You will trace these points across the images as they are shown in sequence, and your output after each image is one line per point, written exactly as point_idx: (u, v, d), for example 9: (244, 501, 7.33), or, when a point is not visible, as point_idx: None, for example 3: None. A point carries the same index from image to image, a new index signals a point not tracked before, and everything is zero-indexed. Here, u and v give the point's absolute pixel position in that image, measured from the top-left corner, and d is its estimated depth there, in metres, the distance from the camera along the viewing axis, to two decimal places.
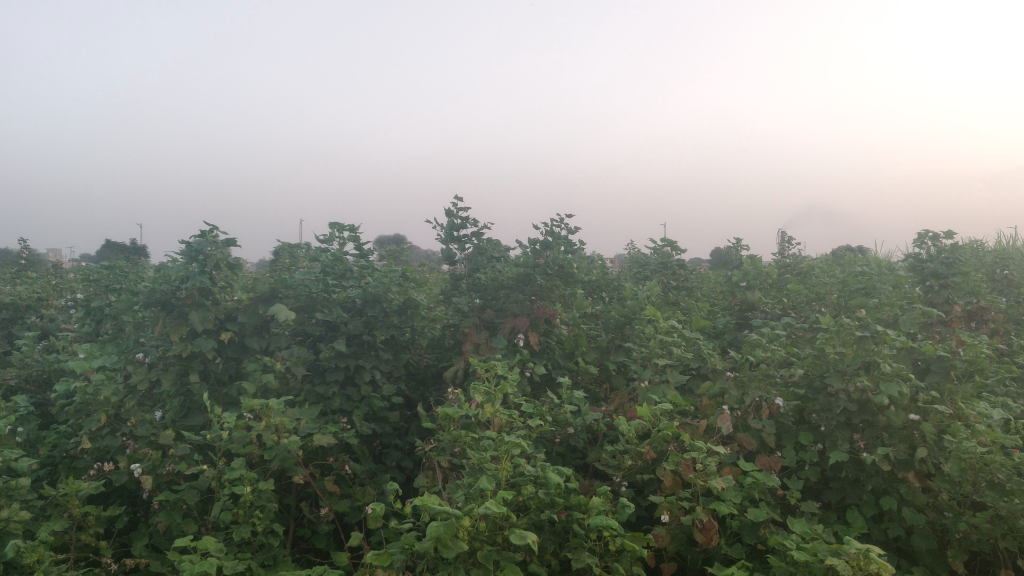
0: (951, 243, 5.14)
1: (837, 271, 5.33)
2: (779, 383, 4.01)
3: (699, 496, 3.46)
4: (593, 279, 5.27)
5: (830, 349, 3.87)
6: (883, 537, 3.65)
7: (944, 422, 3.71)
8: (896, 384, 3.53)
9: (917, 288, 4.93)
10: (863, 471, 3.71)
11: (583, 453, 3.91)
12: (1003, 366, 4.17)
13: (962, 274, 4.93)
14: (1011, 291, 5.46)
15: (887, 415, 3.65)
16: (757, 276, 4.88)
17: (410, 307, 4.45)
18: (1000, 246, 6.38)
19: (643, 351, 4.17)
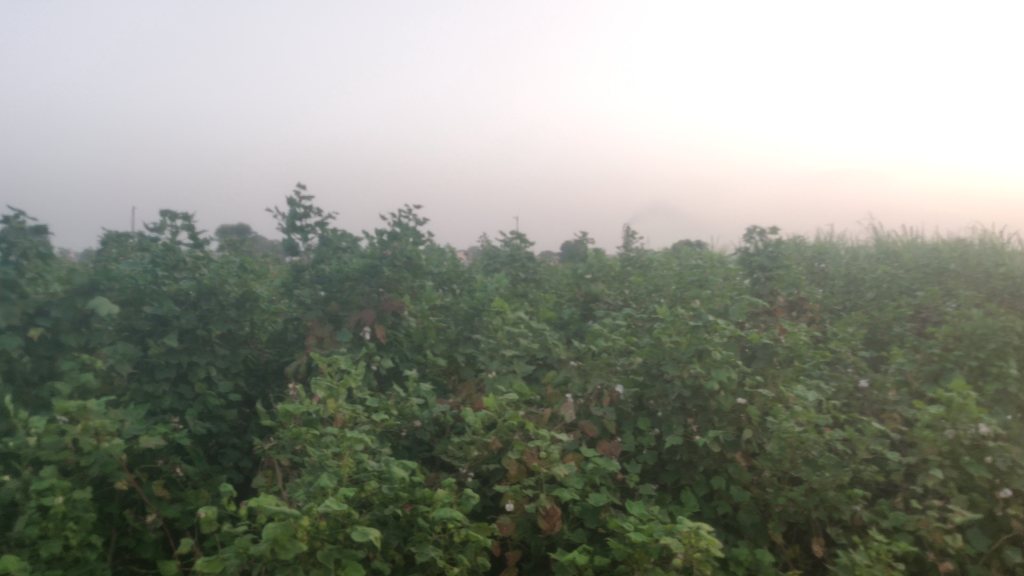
0: (774, 238, 5.45)
1: (674, 263, 5.53)
2: (619, 370, 4.08)
3: (542, 484, 3.53)
4: (443, 270, 5.14)
5: (666, 338, 4.02)
6: (713, 515, 3.89)
7: (767, 404, 3.97)
8: (725, 369, 3.76)
9: (746, 280, 5.23)
10: (696, 453, 3.93)
11: (429, 446, 3.86)
12: (820, 352, 4.48)
13: (785, 268, 5.27)
14: (826, 283, 5.89)
15: (716, 400, 3.86)
16: (600, 269, 5.12)
17: (249, 300, 4.24)
18: (817, 242, 6.85)
19: (490, 342, 4.19)
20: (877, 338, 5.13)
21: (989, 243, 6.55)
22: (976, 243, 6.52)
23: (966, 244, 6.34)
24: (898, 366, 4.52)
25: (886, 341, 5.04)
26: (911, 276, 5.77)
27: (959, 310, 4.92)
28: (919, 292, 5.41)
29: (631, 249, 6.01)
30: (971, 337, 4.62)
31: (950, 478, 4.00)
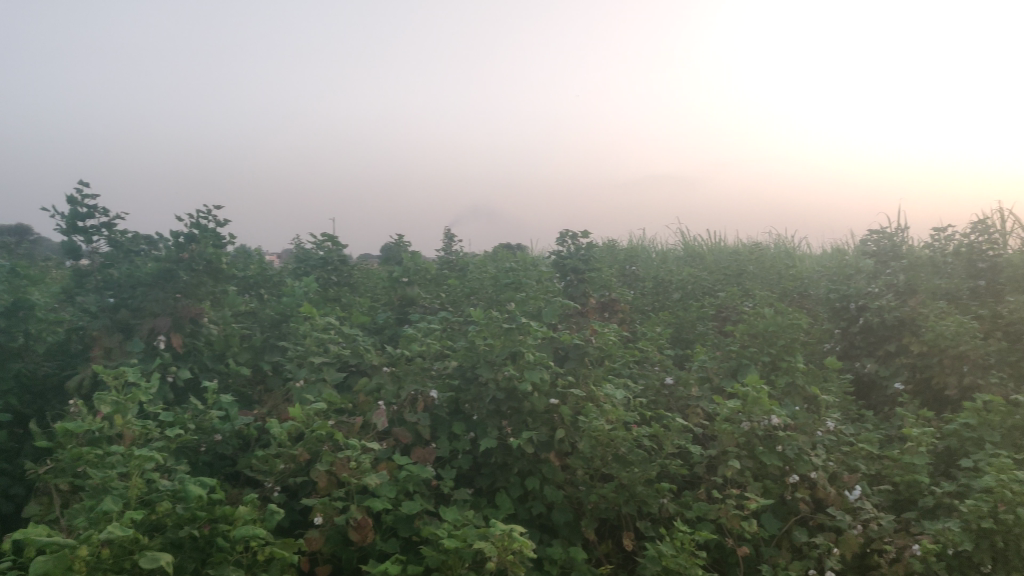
0: (586, 240, 5.56)
1: (490, 266, 5.55)
2: (434, 374, 4.07)
3: (353, 495, 3.42)
4: (249, 274, 5.02)
5: (480, 341, 4.04)
6: (528, 516, 3.96)
7: (579, 403, 4.09)
8: (539, 370, 3.85)
9: (559, 282, 5.32)
10: (510, 455, 3.98)
11: (232, 461, 3.63)
12: (629, 351, 4.66)
13: (597, 270, 5.42)
14: (637, 284, 6.13)
15: (530, 401, 3.92)
16: (416, 271, 5.05)
17: (21, 308, 3.88)
18: (629, 245, 7.13)
19: (299, 349, 4.04)
20: (683, 337, 5.34)
21: (780, 247, 7.09)
22: (770, 247, 7.03)
23: (761, 247, 6.82)
24: (700, 364, 4.78)
25: (690, 339, 5.26)
26: (713, 278, 6.12)
27: (754, 310, 5.27)
28: (719, 292, 5.76)
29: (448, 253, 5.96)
30: (765, 334, 4.98)
31: (746, 467, 4.26)
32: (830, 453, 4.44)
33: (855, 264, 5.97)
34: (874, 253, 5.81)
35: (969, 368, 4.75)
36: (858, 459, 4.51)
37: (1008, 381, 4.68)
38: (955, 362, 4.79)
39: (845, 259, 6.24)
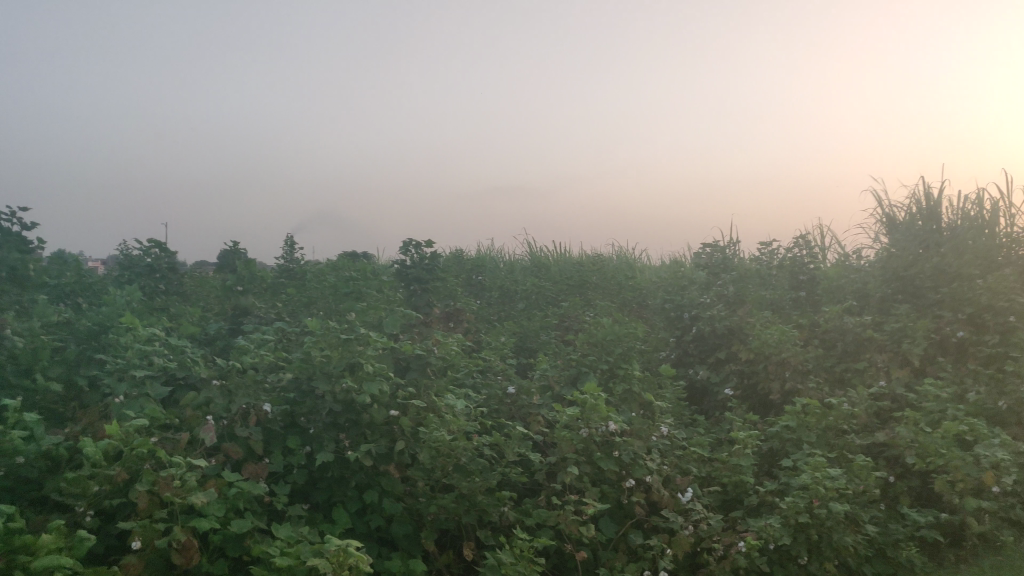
0: (430, 250, 5.46)
1: (330, 275, 5.43)
2: (267, 387, 3.93)
3: (176, 516, 3.24)
4: (66, 281, 4.87)
5: (316, 352, 3.98)
6: (367, 530, 3.94)
7: (419, 414, 4.13)
8: (378, 382, 3.88)
9: (403, 292, 5.24)
10: (348, 469, 3.96)
11: (39, 484, 3.34)
12: (471, 362, 4.69)
13: (441, 280, 5.40)
14: (483, 294, 6.17)
15: (368, 413, 3.95)
16: (252, 280, 4.86)
17: None
18: (476, 255, 7.17)
19: (118, 362, 3.80)
20: (526, 346, 5.36)
21: (623, 258, 7.33)
22: (613, 258, 7.26)
23: (604, 258, 7.03)
24: (542, 373, 4.86)
25: (534, 348, 5.31)
26: (556, 287, 6.24)
27: (594, 320, 5.43)
28: (563, 302, 5.89)
29: (286, 262, 5.80)
30: (604, 342, 5.13)
31: (584, 473, 4.38)
32: (665, 457, 4.62)
33: (690, 276, 6.26)
34: (708, 264, 6.06)
35: (790, 373, 5.05)
36: (689, 462, 4.71)
37: (823, 386, 5.04)
38: (778, 368, 5.08)
39: (680, 270, 6.54)
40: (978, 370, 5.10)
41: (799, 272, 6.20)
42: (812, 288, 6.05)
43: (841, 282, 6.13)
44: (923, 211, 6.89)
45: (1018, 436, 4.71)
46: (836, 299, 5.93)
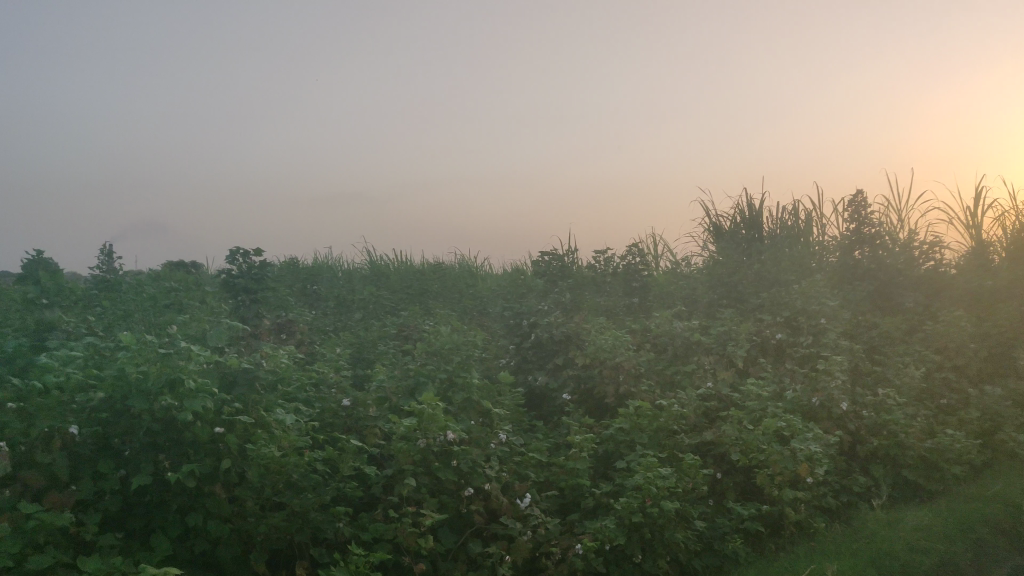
0: (259, 259, 5.27)
1: (149, 289, 5.14)
2: (74, 409, 3.66)
3: None
4: None
5: (130, 368, 3.70)
6: (189, 555, 3.76)
7: (247, 430, 3.94)
8: (201, 399, 3.64)
9: (230, 304, 5.00)
10: (168, 492, 3.74)
11: None
12: (304, 375, 4.58)
13: (271, 290, 5.24)
14: (319, 303, 6.01)
15: (191, 431, 3.70)
16: (58, 292, 4.74)
17: None
18: (311, 263, 6.99)
19: None
20: (363, 356, 5.23)
21: (462, 265, 7.36)
22: (453, 266, 7.28)
23: (444, 266, 7.03)
24: (378, 384, 4.77)
25: (371, 358, 5.19)
26: (395, 297, 6.18)
27: (433, 328, 5.41)
28: (401, 311, 5.82)
29: (101, 271, 5.54)
30: (442, 352, 5.16)
31: (422, 484, 4.35)
32: (503, 464, 4.68)
33: (529, 283, 6.35)
34: (545, 271, 6.24)
35: (624, 377, 5.18)
36: (528, 468, 4.79)
37: (655, 388, 5.20)
38: (613, 373, 5.20)
39: (520, 279, 6.61)
40: (794, 368, 5.38)
41: (631, 279, 6.44)
42: (644, 294, 6.29)
43: (672, 288, 6.37)
44: (745, 222, 7.34)
45: (829, 430, 5.08)
46: (667, 305, 6.06)
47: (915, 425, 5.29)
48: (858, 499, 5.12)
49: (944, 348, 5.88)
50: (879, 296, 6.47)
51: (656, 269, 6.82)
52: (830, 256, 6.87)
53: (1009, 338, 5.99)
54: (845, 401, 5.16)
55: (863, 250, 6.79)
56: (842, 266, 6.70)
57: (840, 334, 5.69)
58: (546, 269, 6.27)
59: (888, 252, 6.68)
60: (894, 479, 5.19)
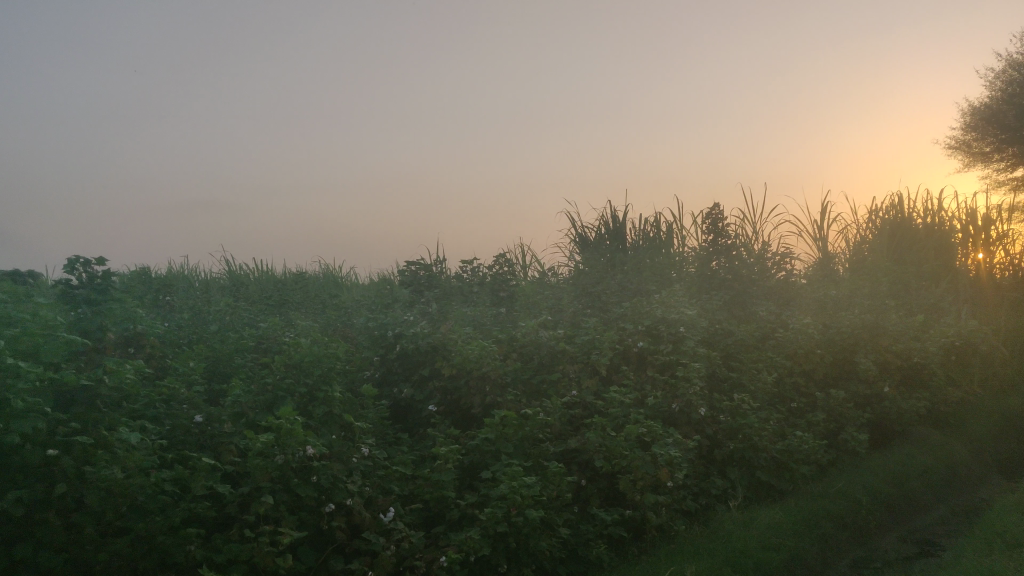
0: (101, 268, 4.89)
1: None
2: None
3: None
4: None
5: None
6: None
7: (87, 451, 3.75)
8: (30, 420, 3.42)
9: (68, 316, 4.56)
10: None
11: None
12: (153, 391, 4.41)
13: (116, 301, 4.83)
14: (172, 314, 5.76)
15: (20, 454, 3.57)
16: None
17: None
18: (165, 274, 6.72)
19: None
20: (219, 370, 5.04)
21: (327, 277, 7.26)
22: (316, 277, 7.16)
23: (306, 277, 6.90)
24: (235, 399, 4.58)
25: (228, 373, 5.01)
26: (254, 309, 6.01)
27: (293, 341, 5.29)
28: (261, 322, 5.65)
29: None
30: (302, 364, 5.04)
31: (280, 501, 4.17)
32: (366, 478, 4.57)
33: (394, 294, 6.31)
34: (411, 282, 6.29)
35: (490, 388, 5.21)
36: (392, 481, 4.69)
37: (521, 397, 5.23)
38: (479, 383, 5.21)
39: (385, 290, 6.53)
40: (656, 376, 5.49)
41: (498, 289, 6.50)
42: (510, 304, 6.35)
43: (538, 297, 6.46)
44: (609, 233, 7.53)
45: (687, 435, 5.27)
46: (532, 313, 5.98)
47: (768, 428, 5.53)
48: (715, 500, 5.32)
49: (794, 354, 6.14)
50: (734, 305, 6.66)
51: (522, 278, 6.93)
52: (689, 266, 7.12)
53: (851, 344, 6.40)
54: (702, 406, 5.36)
55: (719, 261, 7.03)
56: (700, 276, 6.94)
57: (698, 341, 5.89)
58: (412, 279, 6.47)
59: (741, 262, 7.02)
60: (748, 480, 5.43)
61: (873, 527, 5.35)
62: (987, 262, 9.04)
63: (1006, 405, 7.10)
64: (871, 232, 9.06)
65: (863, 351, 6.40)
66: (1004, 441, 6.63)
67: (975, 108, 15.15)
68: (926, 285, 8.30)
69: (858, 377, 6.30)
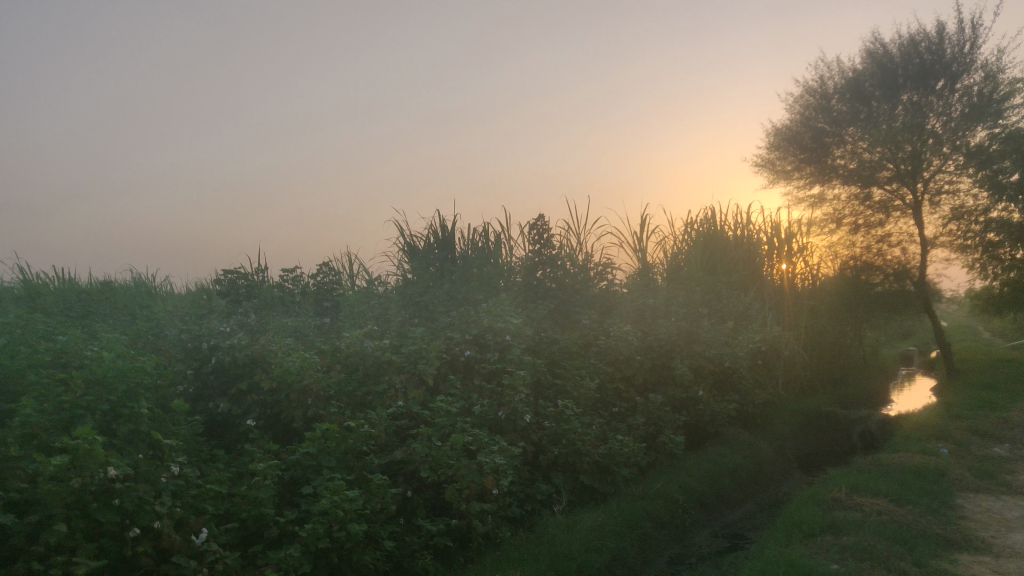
0: None
1: None
2: None
3: None
4: None
5: None
6: None
7: None
8: None
9: None
10: None
11: None
12: None
13: None
14: None
15: None
16: None
17: None
18: None
19: None
20: (8, 389, 4.62)
21: (135, 292, 6.84)
22: (123, 291, 6.73)
23: (112, 293, 6.48)
24: (24, 420, 4.20)
25: (18, 391, 4.60)
26: (52, 323, 5.57)
27: (95, 355, 4.94)
28: (58, 337, 5.24)
29: None
30: (104, 380, 4.70)
31: (76, 529, 3.82)
32: (178, 499, 4.27)
33: (210, 306, 6.04)
34: (228, 292, 6.17)
35: (312, 401, 5.07)
36: (206, 500, 4.40)
37: (344, 410, 5.11)
38: (300, 396, 5.05)
39: (202, 303, 6.24)
40: (482, 385, 5.52)
41: (323, 300, 6.40)
42: (335, 315, 6.24)
43: (363, 306, 6.37)
44: (438, 242, 7.57)
45: (513, 441, 5.32)
46: (358, 323, 5.89)
47: (590, 433, 5.69)
48: (541, 506, 5.40)
49: (616, 360, 6.36)
50: (559, 313, 6.82)
51: (348, 287, 6.94)
52: (517, 275, 7.25)
53: (669, 350, 6.71)
54: (527, 413, 5.43)
55: (544, 273, 7.21)
56: (527, 285, 7.07)
57: (524, 349, 5.97)
58: (231, 287, 6.41)
59: (566, 271, 7.20)
60: (573, 484, 5.58)
61: (689, 524, 5.66)
62: (789, 272, 9.49)
63: (801, 409, 7.89)
64: (687, 243, 9.21)
65: (679, 356, 6.73)
66: (796, 443, 7.27)
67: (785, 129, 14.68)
68: (738, 294, 8.85)
69: (675, 381, 6.63)
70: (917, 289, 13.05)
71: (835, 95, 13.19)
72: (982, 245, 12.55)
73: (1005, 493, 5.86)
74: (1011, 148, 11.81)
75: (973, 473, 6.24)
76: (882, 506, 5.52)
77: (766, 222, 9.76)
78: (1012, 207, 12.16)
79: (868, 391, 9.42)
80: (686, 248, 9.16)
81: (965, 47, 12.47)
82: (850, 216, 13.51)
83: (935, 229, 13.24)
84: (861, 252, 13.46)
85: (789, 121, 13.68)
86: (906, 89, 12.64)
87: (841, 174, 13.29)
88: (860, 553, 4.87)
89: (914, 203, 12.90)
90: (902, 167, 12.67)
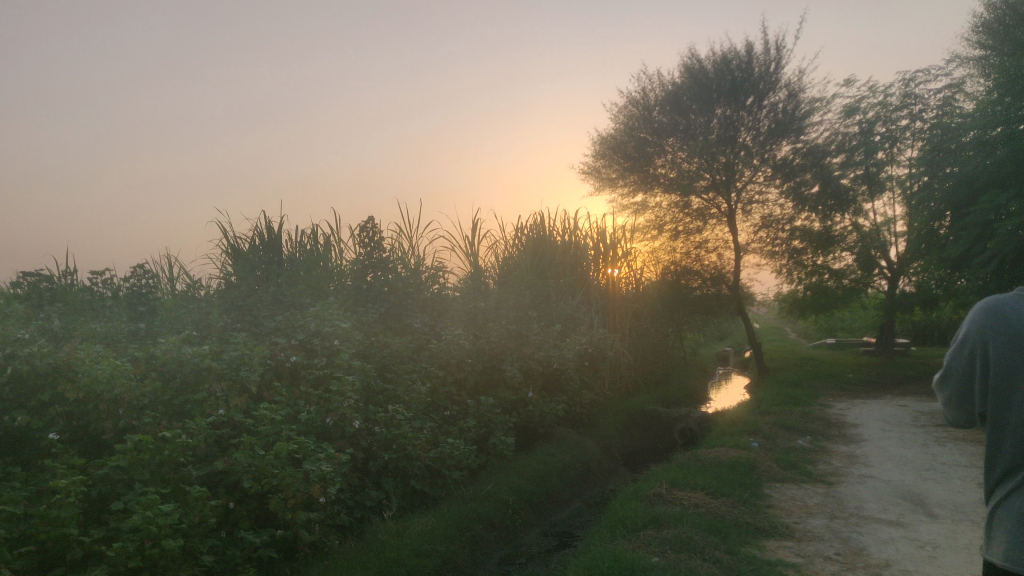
0: None
1: None
2: None
3: None
4: None
5: None
6: None
7: None
8: None
9: None
10: None
11: None
12: None
13: None
14: None
15: None
16: None
17: None
18: None
19: None
20: None
21: None
22: None
23: None
24: None
25: None
26: None
27: None
28: None
29: None
30: None
31: None
32: None
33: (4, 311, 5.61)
34: (28, 296, 5.76)
35: (124, 412, 4.77)
36: None
37: (159, 421, 4.84)
38: (110, 407, 4.75)
39: None
40: (308, 391, 5.38)
41: (136, 305, 6.13)
42: (151, 320, 5.99)
43: (180, 312, 6.13)
44: (262, 244, 7.36)
45: (341, 448, 5.21)
46: (174, 329, 5.67)
47: (421, 437, 5.68)
48: (370, 512, 5.35)
49: (447, 364, 6.38)
50: (389, 317, 6.80)
51: (165, 292, 6.68)
52: (346, 278, 7.15)
53: (499, 353, 6.82)
54: (356, 418, 5.32)
55: (375, 274, 7.10)
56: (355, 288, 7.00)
57: (352, 354, 5.89)
58: (31, 291, 6.03)
59: (394, 275, 7.18)
60: (403, 489, 5.57)
61: (519, 524, 5.80)
62: (616, 276, 9.89)
63: (623, 408, 8.23)
64: (517, 247, 9.30)
65: (509, 359, 6.85)
66: (619, 443, 7.64)
67: (600, 137, 14.38)
68: (567, 297, 9.16)
69: (505, 383, 6.75)
70: (731, 294, 13.99)
71: (657, 106, 13.67)
72: (789, 252, 13.93)
73: (807, 481, 6.33)
74: (810, 162, 13.19)
75: (780, 464, 6.71)
76: (699, 499, 5.82)
77: (592, 228, 10.09)
78: (813, 216, 13.65)
79: (679, 390, 10.07)
80: (517, 252, 9.27)
81: (770, 67, 13.37)
82: (670, 223, 14.25)
83: (747, 236, 14.18)
84: (681, 257, 14.21)
85: (615, 130, 14.04)
86: (720, 103, 13.33)
87: (663, 182, 13.89)
88: (678, 545, 5.09)
89: (727, 212, 13.79)
90: (717, 177, 13.59)
